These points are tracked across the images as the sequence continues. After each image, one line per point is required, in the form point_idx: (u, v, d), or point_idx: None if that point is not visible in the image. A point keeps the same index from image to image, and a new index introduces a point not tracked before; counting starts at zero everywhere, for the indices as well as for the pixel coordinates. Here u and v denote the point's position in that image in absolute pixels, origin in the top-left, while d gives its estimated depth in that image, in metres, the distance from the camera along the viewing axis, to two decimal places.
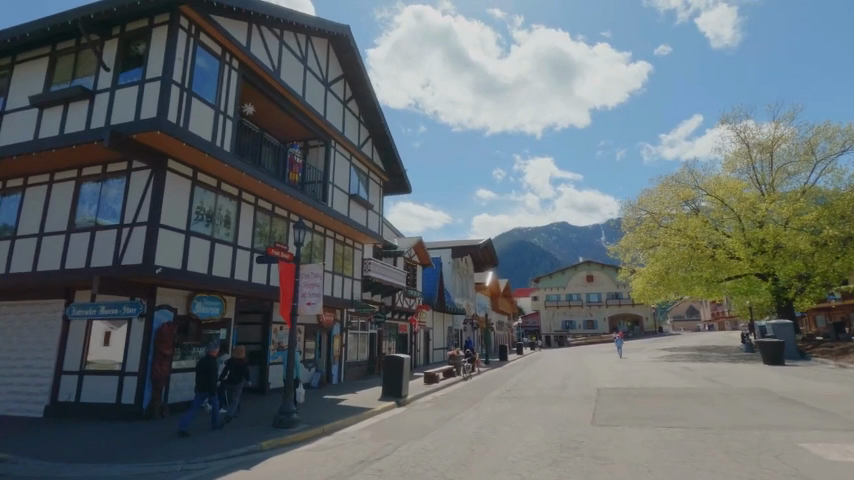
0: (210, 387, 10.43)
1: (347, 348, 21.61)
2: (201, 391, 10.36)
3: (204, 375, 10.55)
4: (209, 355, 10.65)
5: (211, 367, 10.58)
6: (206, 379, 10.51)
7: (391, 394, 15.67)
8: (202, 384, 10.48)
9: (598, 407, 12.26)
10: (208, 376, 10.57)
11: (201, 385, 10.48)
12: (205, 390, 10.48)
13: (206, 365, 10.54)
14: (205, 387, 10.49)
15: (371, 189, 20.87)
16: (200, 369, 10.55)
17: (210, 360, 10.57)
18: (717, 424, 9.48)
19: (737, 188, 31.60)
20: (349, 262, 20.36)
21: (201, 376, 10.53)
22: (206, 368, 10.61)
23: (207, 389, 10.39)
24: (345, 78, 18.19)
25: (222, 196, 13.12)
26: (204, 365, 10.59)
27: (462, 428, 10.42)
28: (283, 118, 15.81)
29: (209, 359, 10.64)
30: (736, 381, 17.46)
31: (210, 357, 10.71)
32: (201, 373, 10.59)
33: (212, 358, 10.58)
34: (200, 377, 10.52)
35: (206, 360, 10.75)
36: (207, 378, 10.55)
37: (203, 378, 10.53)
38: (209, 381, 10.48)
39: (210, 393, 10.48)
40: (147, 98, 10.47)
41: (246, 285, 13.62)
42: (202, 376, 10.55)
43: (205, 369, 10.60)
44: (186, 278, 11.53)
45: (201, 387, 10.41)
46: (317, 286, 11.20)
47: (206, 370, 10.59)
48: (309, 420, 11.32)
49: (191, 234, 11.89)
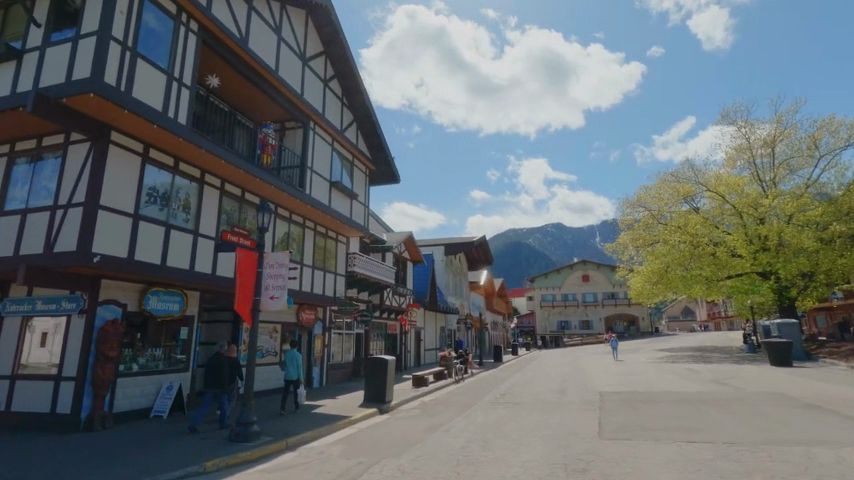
0: (217, 387, 10.30)
1: (330, 349, 20.11)
2: (211, 389, 10.28)
3: (213, 376, 10.36)
4: (219, 354, 10.55)
5: (223, 367, 10.46)
6: (215, 378, 10.35)
7: (374, 401, 14.18)
8: (212, 382, 10.37)
9: (603, 415, 10.86)
10: (218, 375, 10.44)
11: (211, 383, 10.35)
12: (214, 389, 10.38)
13: (214, 366, 10.37)
14: (214, 386, 10.36)
15: (356, 178, 19.39)
16: (210, 370, 10.37)
17: (221, 360, 10.46)
18: (745, 438, 8.10)
19: (739, 183, 30.57)
20: (332, 256, 18.83)
21: (210, 374, 10.41)
22: (215, 368, 10.43)
23: (218, 387, 10.34)
24: (326, 55, 16.74)
25: (179, 177, 11.62)
26: (215, 363, 10.43)
27: (447, 441, 9.02)
28: (254, 94, 14.33)
29: (217, 358, 10.47)
30: (747, 384, 16.17)
31: (219, 356, 10.55)
32: (210, 373, 10.44)
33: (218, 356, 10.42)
34: (210, 376, 10.38)
35: (214, 359, 10.52)
36: (217, 377, 10.37)
37: (214, 378, 10.38)
38: (218, 381, 10.32)
39: (219, 391, 10.43)
40: (81, 57, 8.97)
41: (209, 279, 12.10)
42: (210, 375, 10.37)
43: (216, 367, 10.41)
44: (132, 269, 9.99)
45: (213, 385, 10.33)
46: (282, 277, 9.75)
47: (216, 369, 10.41)
48: (273, 431, 9.81)
49: (140, 218, 10.38)
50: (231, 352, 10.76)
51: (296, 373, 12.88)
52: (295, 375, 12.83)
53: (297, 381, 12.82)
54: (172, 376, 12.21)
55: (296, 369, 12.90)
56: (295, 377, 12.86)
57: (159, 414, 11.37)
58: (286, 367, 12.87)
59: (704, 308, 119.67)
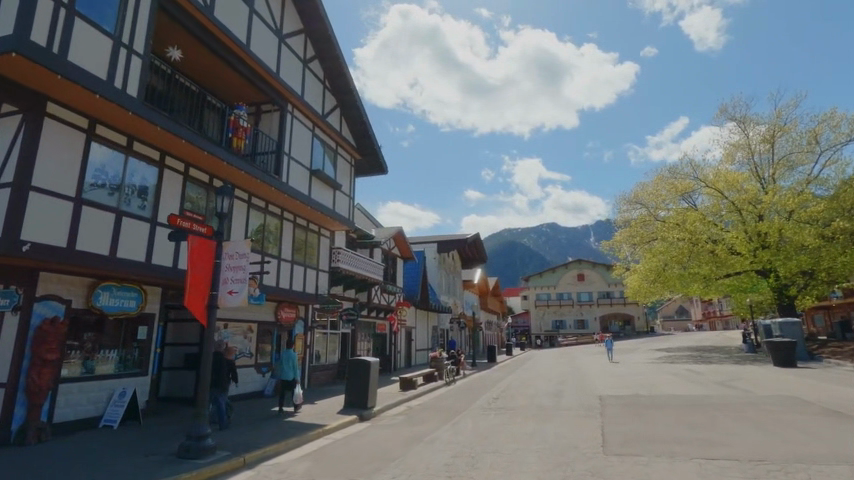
0: (220, 386, 10.54)
1: (313, 349, 18.94)
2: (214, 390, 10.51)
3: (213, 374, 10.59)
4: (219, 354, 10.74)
5: (221, 366, 10.63)
6: (215, 377, 10.55)
7: (355, 406, 13.04)
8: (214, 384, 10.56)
9: (607, 424, 9.80)
10: (218, 374, 10.61)
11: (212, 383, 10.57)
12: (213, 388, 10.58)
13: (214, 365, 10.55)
14: (215, 386, 10.52)
15: (340, 168, 18.22)
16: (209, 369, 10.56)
17: (219, 361, 10.63)
18: (773, 454, 7.01)
19: (738, 180, 29.44)
20: (314, 251, 17.62)
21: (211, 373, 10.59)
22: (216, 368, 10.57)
23: (215, 387, 10.52)
24: (305, 32, 15.53)
25: (134, 159, 10.38)
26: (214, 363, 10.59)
27: (429, 457, 7.89)
28: (223, 70, 13.10)
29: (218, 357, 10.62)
30: (757, 387, 15.10)
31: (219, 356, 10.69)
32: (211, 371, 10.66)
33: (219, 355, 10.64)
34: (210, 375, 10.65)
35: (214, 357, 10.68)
36: (217, 376, 10.57)
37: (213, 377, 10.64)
38: (220, 381, 10.53)
39: (218, 392, 10.54)
40: (5, 13, 7.76)
41: (168, 273, 10.87)
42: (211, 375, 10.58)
43: (216, 366, 10.59)
44: (71, 260, 8.74)
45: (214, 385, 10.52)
46: (243, 271, 8.62)
47: (215, 368, 10.58)
48: (231, 445, 8.59)
49: (84, 202, 9.15)
50: (228, 352, 10.96)
51: (292, 374, 12.87)
52: (289, 376, 12.73)
53: (291, 382, 12.74)
54: (128, 380, 11.02)
55: (290, 369, 12.75)
56: (290, 377, 12.81)
57: (109, 424, 10.12)
58: (281, 367, 12.81)
59: (699, 307, 119.05)
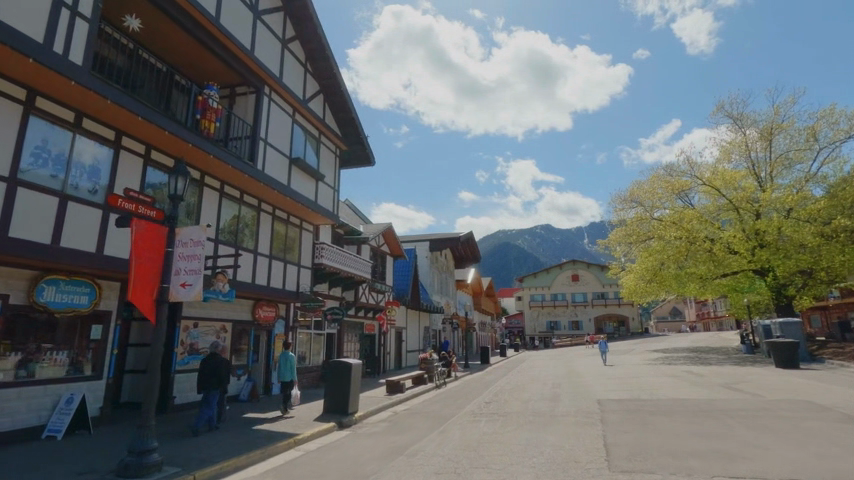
0: (219, 386, 9.95)
1: (296, 350, 17.87)
2: (209, 390, 9.82)
3: (213, 374, 9.94)
4: (217, 354, 10.21)
5: (220, 367, 10.06)
6: (216, 377, 9.93)
7: (334, 412, 11.96)
8: (209, 384, 9.87)
9: (609, 433, 8.82)
10: (216, 375, 10.00)
11: (209, 384, 9.88)
12: (209, 390, 9.83)
13: (213, 365, 9.97)
14: (209, 387, 9.86)
15: (324, 157, 17.16)
16: (208, 368, 9.90)
17: (219, 360, 10.10)
18: (806, 472, 6.03)
19: (735, 178, 28.46)
20: (296, 245, 16.56)
21: (209, 374, 9.95)
22: (214, 367, 10.01)
23: (216, 387, 9.90)
24: (284, 10, 14.47)
25: (83, 138, 9.29)
26: (211, 363, 10.04)
27: (410, 473, 6.85)
28: (191, 44, 12.05)
29: (217, 357, 10.12)
30: (766, 391, 14.15)
31: (216, 356, 10.17)
32: (208, 373, 9.95)
33: (218, 356, 10.12)
34: (207, 376, 9.90)
35: (212, 358, 10.11)
36: (215, 377, 9.94)
37: (211, 379, 9.92)
38: (220, 381, 9.96)
39: (213, 393, 9.89)
40: None
41: (123, 265, 9.76)
42: (208, 376, 9.92)
43: (214, 368, 10.01)
44: (5, 248, 7.67)
45: (209, 385, 9.84)
46: (198, 261, 7.61)
47: (213, 369, 9.97)
48: (181, 460, 7.50)
49: (20, 183, 8.05)
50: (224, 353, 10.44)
51: (291, 375, 12.08)
52: (288, 377, 11.93)
53: (290, 383, 11.94)
54: (78, 384, 9.92)
55: (289, 371, 11.99)
56: (289, 378, 11.99)
57: (54, 434, 9.02)
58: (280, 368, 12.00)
59: (693, 308, 118.94)
